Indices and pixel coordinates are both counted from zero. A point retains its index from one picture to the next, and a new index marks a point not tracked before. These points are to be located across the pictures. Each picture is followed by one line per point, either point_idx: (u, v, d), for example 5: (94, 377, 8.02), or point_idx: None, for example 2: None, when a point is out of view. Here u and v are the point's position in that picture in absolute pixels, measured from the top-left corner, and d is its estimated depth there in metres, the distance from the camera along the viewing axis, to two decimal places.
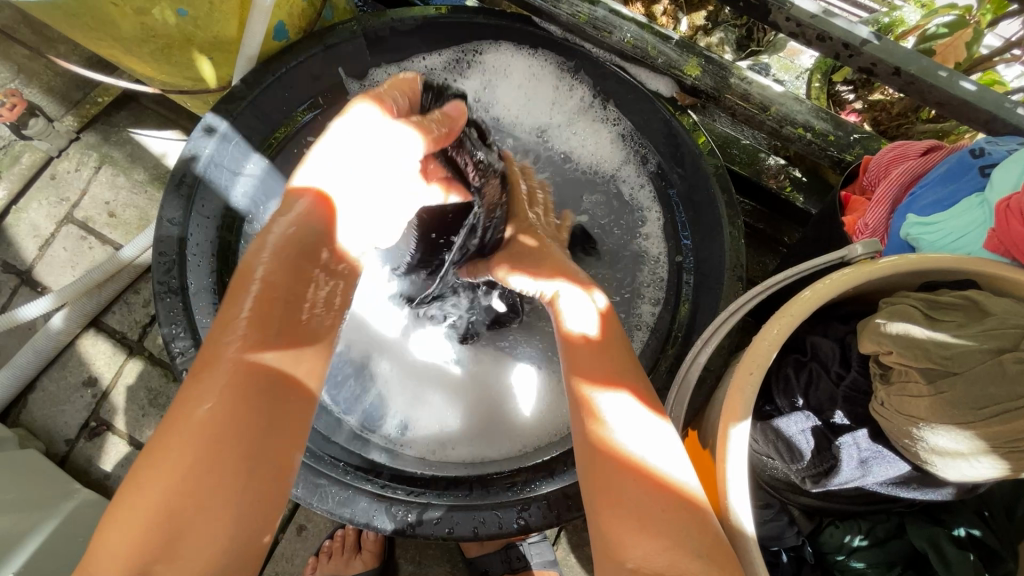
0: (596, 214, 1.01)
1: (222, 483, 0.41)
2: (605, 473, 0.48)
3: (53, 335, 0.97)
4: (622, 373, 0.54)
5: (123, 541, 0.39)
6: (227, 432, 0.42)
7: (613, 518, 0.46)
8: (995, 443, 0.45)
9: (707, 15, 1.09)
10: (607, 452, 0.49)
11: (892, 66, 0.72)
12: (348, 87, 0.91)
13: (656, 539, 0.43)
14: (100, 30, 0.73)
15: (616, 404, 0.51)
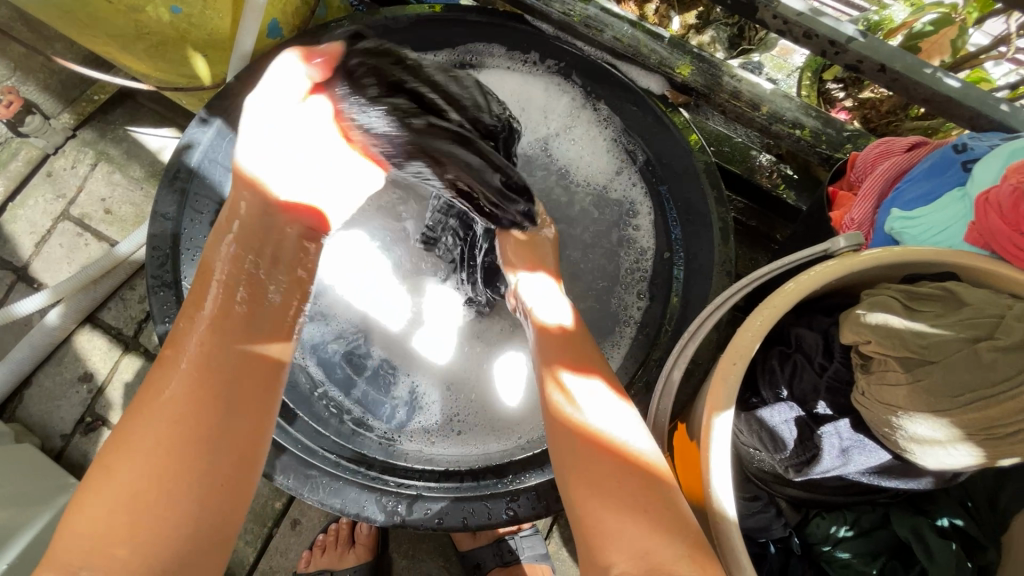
0: (596, 223, 0.95)
1: (194, 448, 0.49)
2: (581, 459, 0.51)
3: (49, 330, 0.98)
4: (587, 359, 0.60)
5: (107, 497, 0.46)
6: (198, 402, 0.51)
7: (590, 501, 0.49)
8: (970, 430, 0.45)
9: (699, 14, 1.10)
10: (566, 427, 0.54)
11: (878, 63, 0.73)
12: None
13: (633, 520, 0.46)
14: (95, 27, 0.74)
15: (578, 386, 0.57)
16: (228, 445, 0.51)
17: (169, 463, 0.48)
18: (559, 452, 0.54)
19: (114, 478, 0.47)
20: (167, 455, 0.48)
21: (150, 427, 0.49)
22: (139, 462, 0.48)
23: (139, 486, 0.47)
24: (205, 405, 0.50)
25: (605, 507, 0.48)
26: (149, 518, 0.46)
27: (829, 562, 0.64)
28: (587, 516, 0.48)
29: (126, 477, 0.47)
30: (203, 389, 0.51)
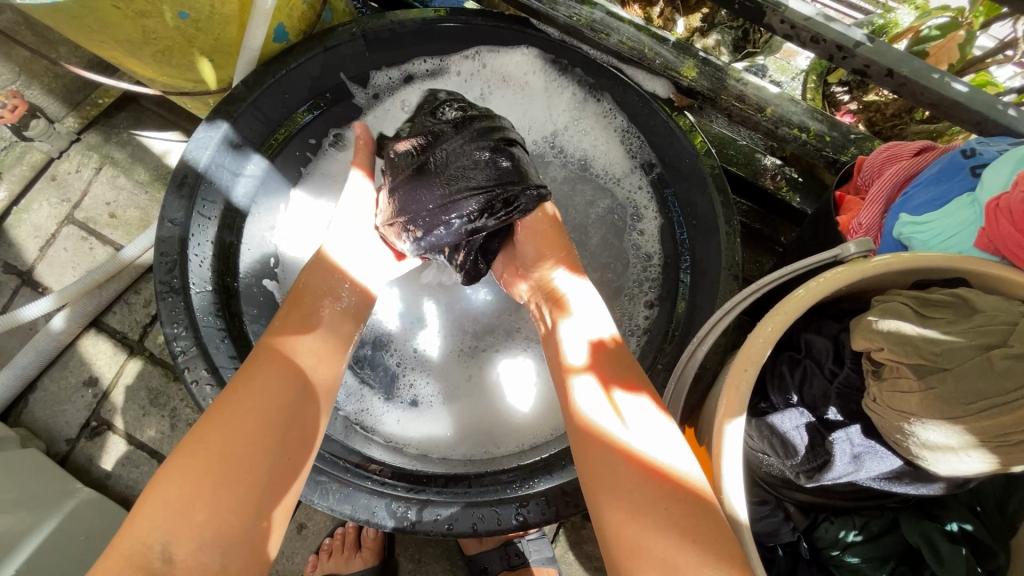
0: (602, 214, 0.98)
1: (257, 442, 0.54)
2: (617, 470, 0.52)
3: (54, 334, 0.98)
4: (633, 374, 0.60)
5: (175, 485, 0.50)
6: (266, 405, 0.56)
7: (621, 511, 0.50)
8: (984, 437, 0.45)
9: (703, 17, 1.10)
10: (606, 441, 0.54)
11: (886, 67, 0.73)
12: (353, 92, 0.94)
13: (668, 532, 0.47)
14: (101, 32, 0.74)
15: (620, 400, 0.57)
16: (286, 445, 0.55)
17: (235, 454, 0.52)
18: (589, 462, 0.54)
19: (183, 468, 0.51)
20: (235, 448, 0.52)
21: (221, 424, 0.54)
22: (206, 454, 0.52)
23: (204, 473, 0.51)
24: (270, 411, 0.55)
25: (638, 519, 0.49)
26: (212, 503, 0.50)
27: (838, 567, 0.64)
28: (621, 527, 0.49)
29: (195, 465, 0.51)
30: (267, 391, 0.57)
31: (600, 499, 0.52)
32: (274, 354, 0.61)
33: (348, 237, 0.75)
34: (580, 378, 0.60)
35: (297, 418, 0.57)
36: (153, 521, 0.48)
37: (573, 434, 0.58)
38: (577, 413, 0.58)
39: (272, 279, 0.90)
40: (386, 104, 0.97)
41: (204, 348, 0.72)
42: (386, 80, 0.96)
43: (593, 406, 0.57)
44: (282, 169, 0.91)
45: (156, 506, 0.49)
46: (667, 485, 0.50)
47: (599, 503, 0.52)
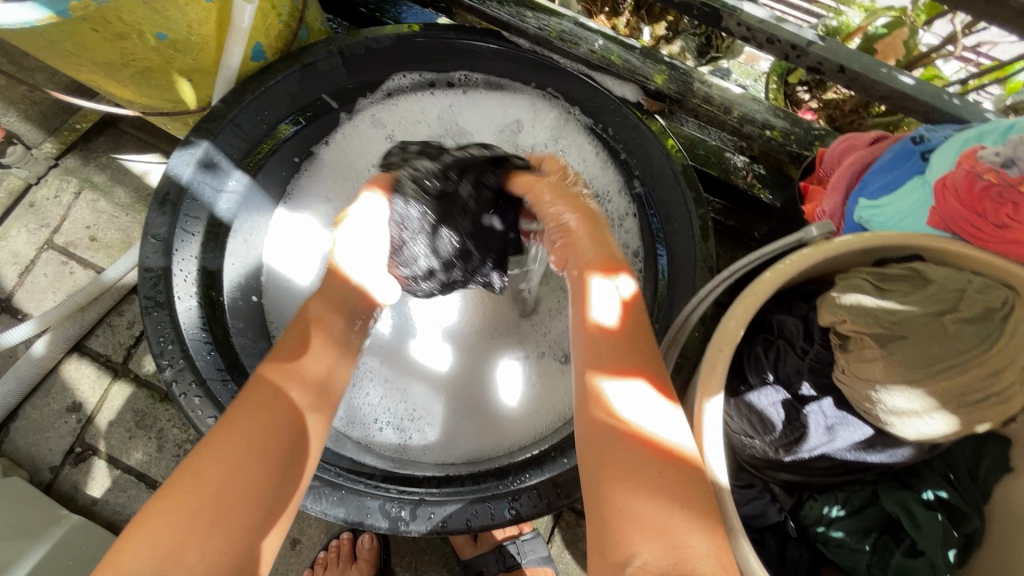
0: None
1: (250, 475, 0.51)
2: (620, 457, 0.48)
3: (35, 361, 0.97)
4: (628, 359, 0.53)
5: (163, 526, 0.47)
6: (266, 441, 0.53)
7: (622, 500, 0.46)
8: (944, 398, 0.48)
9: (667, 25, 1.14)
10: (621, 427, 0.49)
11: (837, 64, 0.77)
12: (339, 118, 1.00)
13: (680, 515, 0.44)
14: (79, 55, 0.74)
15: (613, 389, 0.51)
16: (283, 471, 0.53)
17: (227, 488, 0.49)
18: (588, 458, 0.50)
19: (168, 496, 0.48)
20: (230, 483, 0.50)
21: (211, 458, 0.50)
22: (200, 487, 0.49)
23: (195, 505, 0.48)
24: (265, 442, 0.53)
25: (645, 502, 0.45)
26: (208, 541, 0.47)
27: (823, 542, 0.66)
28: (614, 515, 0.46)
29: (183, 499, 0.48)
30: (262, 422, 0.54)
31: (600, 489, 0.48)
32: (268, 387, 0.56)
33: (363, 259, 0.69)
34: (599, 377, 0.52)
35: (292, 447, 0.55)
36: (142, 561, 0.45)
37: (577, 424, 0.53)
38: (593, 409, 0.51)
39: (258, 294, 0.94)
40: (356, 121, 1.01)
41: (192, 361, 0.72)
42: (369, 104, 1.01)
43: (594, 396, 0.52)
44: (262, 185, 0.93)
45: (142, 547, 0.46)
46: (672, 473, 0.47)
47: (596, 499, 0.48)
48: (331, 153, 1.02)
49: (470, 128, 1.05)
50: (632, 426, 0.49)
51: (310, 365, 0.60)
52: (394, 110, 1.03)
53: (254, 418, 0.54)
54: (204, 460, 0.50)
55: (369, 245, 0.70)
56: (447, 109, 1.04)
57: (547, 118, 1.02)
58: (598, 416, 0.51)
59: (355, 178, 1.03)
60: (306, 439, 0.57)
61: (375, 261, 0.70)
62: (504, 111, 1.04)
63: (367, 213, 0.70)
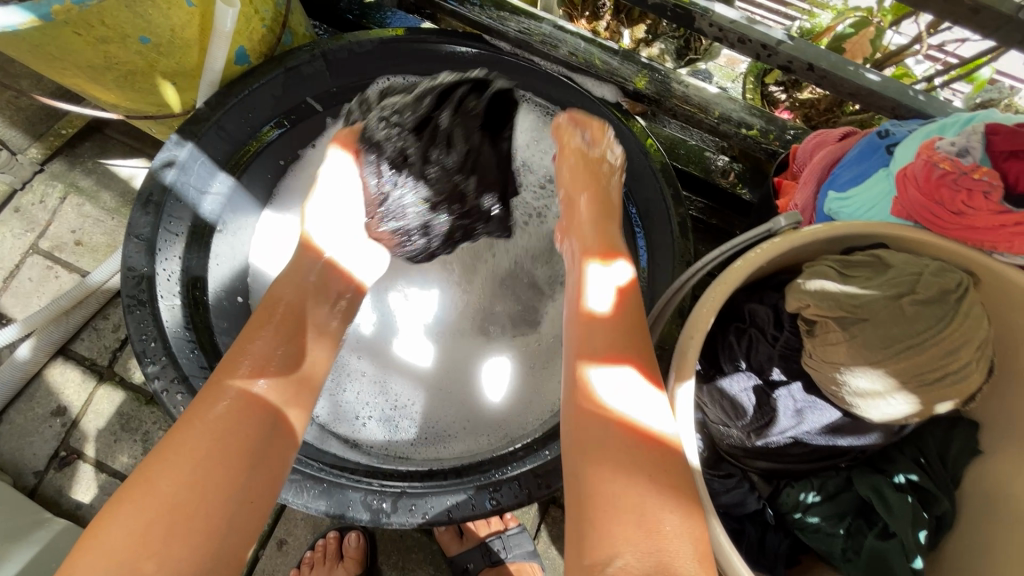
0: None
1: (212, 476, 0.53)
2: (611, 457, 0.49)
3: (19, 365, 0.97)
4: (619, 345, 0.56)
5: (123, 527, 0.49)
6: (227, 442, 0.55)
7: (600, 488, 0.48)
8: (905, 379, 0.50)
9: (646, 29, 1.18)
10: (612, 419, 0.51)
11: (806, 62, 0.80)
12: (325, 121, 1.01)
13: (646, 500, 0.46)
14: (63, 60, 0.75)
15: (601, 375, 0.54)
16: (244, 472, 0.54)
17: (189, 490, 0.51)
18: (577, 456, 0.52)
19: (130, 499, 0.50)
20: (192, 485, 0.51)
21: (170, 461, 0.53)
22: (160, 490, 0.51)
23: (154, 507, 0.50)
24: (227, 444, 0.55)
25: (615, 490, 0.48)
26: (168, 544, 0.48)
27: (799, 528, 0.67)
28: (601, 513, 0.47)
29: (145, 501, 0.50)
30: (223, 425, 0.56)
31: (588, 485, 0.49)
32: (230, 390, 0.59)
33: (331, 226, 0.79)
34: (598, 360, 0.56)
35: (260, 448, 0.57)
36: (102, 563, 0.47)
37: (567, 411, 0.56)
38: (587, 395, 0.54)
39: (243, 295, 0.95)
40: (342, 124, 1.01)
41: (175, 358, 0.72)
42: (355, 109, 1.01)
43: (586, 383, 0.55)
44: (247, 187, 0.94)
45: (105, 547, 0.48)
46: (660, 476, 0.48)
47: (585, 498, 0.49)
48: (315, 155, 1.03)
49: None
50: (623, 415, 0.51)
51: (276, 352, 0.64)
52: None
53: (215, 423, 0.56)
54: (165, 462, 0.53)
55: (336, 214, 0.80)
56: None
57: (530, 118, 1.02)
58: (590, 404, 0.53)
59: None
60: (273, 441, 0.58)
61: (342, 229, 0.80)
62: None
63: (336, 181, 0.81)
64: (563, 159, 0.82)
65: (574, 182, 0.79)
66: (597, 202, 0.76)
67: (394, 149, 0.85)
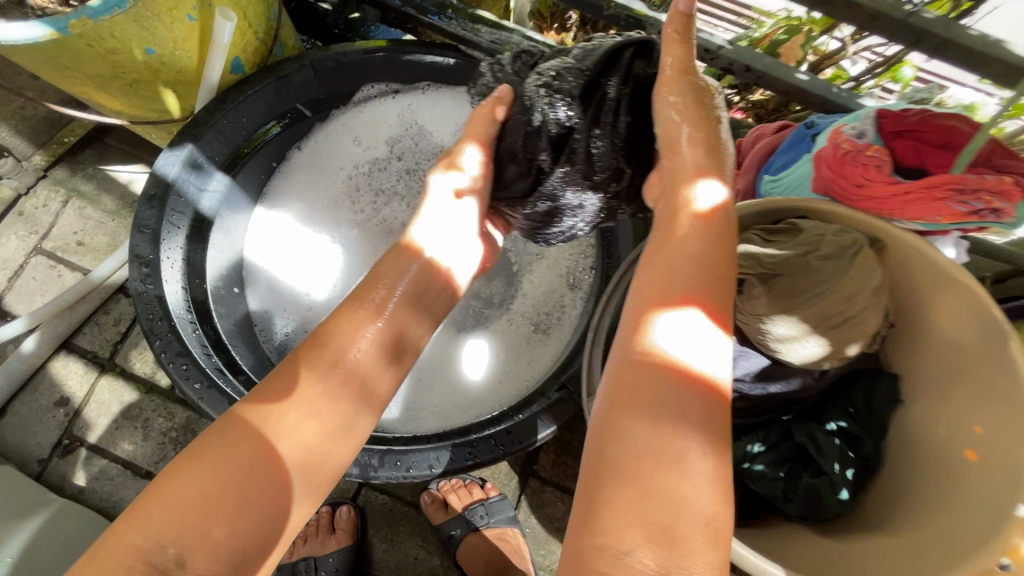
0: None
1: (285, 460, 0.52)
2: (659, 420, 0.45)
3: (25, 357, 1.03)
4: (703, 303, 0.49)
5: (194, 488, 0.49)
6: (292, 446, 0.53)
7: (636, 454, 0.45)
8: (816, 323, 0.59)
9: (611, 39, 1.28)
10: (671, 379, 0.47)
11: (744, 64, 0.90)
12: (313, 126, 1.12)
13: (681, 476, 0.43)
14: (75, 69, 0.83)
15: (677, 329, 0.48)
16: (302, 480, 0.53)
17: (261, 467, 0.51)
18: (616, 407, 0.48)
19: (194, 471, 0.50)
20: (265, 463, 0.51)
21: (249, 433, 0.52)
22: (236, 459, 0.51)
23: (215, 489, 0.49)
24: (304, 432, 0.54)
25: (648, 460, 0.44)
26: (235, 514, 0.49)
27: (750, 477, 0.73)
28: (630, 476, 0.44)
29: (205, 478, 0.49)
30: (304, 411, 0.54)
31: (622, 442, 0.46)
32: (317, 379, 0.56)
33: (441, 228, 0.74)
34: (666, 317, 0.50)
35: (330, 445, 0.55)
36: (170, 517, 0.47)
37: (624, 354, 0.51)
38: (645, 343, 0.49)
39: (239, 286, 1.06)
40: (330, 130, 1.13)
41: (179, 333, 0.79)
42: (341, 118, 1.13)
43: (659, 333, 0.49)
44: (242, 185, 1.03)
45: (172, 502, 0.48)
46: (706, 456, 0.44)
47: (612, 458, 0.46)
48: (304, 157, 1.13)
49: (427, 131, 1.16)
50: (683, 379, 0.47)
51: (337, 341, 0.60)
52: (361, 119, 1.14)
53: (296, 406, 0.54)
54: (243, 432, 0.52)
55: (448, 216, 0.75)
56: (406, 114, 1.15)
57: None
58: (648, 353, 0.49)
59: (328, 177, 1.14)
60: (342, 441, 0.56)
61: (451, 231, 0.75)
62: (458, 111, 1.14)
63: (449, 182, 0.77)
64: (659, 106, 0.66)
65: (670, 129, 0.64)
66: (703, 148, 0.61)
67: (552, 120, 0.76)
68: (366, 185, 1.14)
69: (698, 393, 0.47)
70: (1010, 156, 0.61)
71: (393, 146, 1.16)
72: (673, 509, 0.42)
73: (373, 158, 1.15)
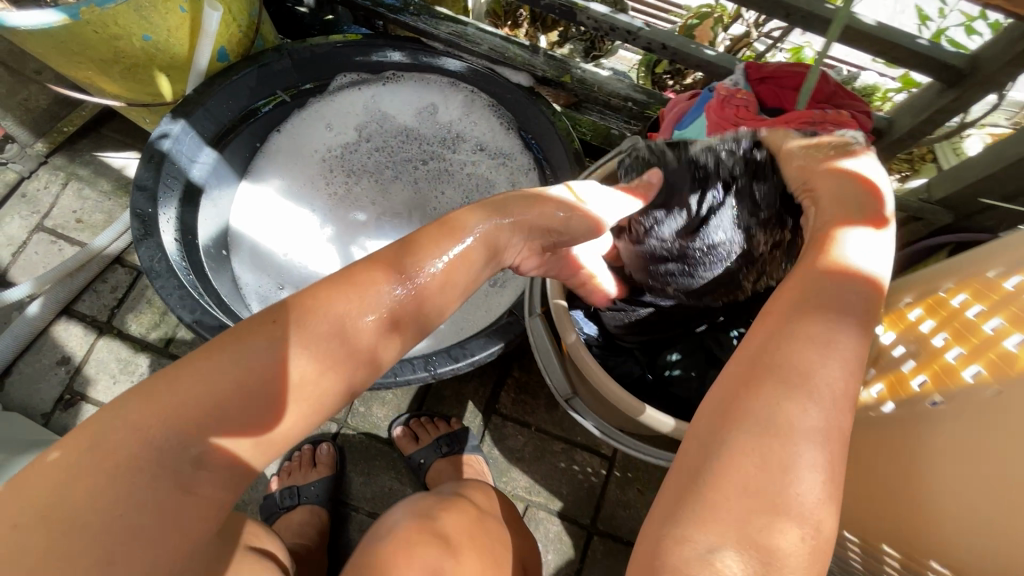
0: (502, 180, 1.25)
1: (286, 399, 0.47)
2: (783, 408, 0.40)
3: (29, 320, 1.13)
4: (882, 240, 0.51)
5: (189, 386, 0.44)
6: (322, 362, 0.48)
7: (742, 459, 0.39)
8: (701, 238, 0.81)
9: (559, 33, 1.46)
10: (845, 315, 0.44)
11: (659, 42, 1.06)
12: (292, 114, 1.25)
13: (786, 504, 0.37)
14: (83, 54, 0.95)
15: (855, 239, 0.50)
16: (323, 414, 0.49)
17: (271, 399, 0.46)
18: (742, 384, 0.43)
19: (213, 368, 0.45)
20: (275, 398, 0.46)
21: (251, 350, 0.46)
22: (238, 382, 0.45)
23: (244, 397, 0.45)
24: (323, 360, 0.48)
25: (753, 469, 0.39)
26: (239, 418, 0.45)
27: (676, 381, 0.87)
28: (727, 477, 0.39)
29: (228, 381, 0.44)
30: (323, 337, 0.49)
31: (739, 427, 0.40)
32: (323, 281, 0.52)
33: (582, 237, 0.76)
34: (853, 230, 0.52)
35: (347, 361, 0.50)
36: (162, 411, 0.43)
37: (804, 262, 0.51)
38: (834, 255, 0.49)
39: (226, 250, 1.18)
40: (306, 117, 1.26)
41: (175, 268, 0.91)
42: (316, 108, 1.26)
43: (853, 246, 0.50)
44: (228, 160, 1.16)
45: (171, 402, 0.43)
46: (821, 473, 0.38)
47: (719, 446, 0.40)
48: (283, 141, 1.26)
49: (395, 117, 1.30)
50: (857, 316, 0.45)
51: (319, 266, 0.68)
52: (334, 107, 1.27)
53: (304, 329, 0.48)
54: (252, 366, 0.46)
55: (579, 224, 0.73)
56: (374, 102, 1.29)
57: (457, 97, 1.28)
58: (838, 263, 0.48)
59: (305, 158, 1.27)
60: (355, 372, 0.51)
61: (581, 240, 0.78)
62: (420, 95, 1.29)
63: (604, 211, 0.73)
64: (786, 155, 0.64)
65: (806, 168, 0.61)
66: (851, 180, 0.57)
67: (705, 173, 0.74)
68: (341, 164, 1.27)
69: (874, 310, 0.46)
70: (849, 97, 0.78)
71: (364, 129, 1.29)
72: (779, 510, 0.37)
73: (343, 142, 1.28)
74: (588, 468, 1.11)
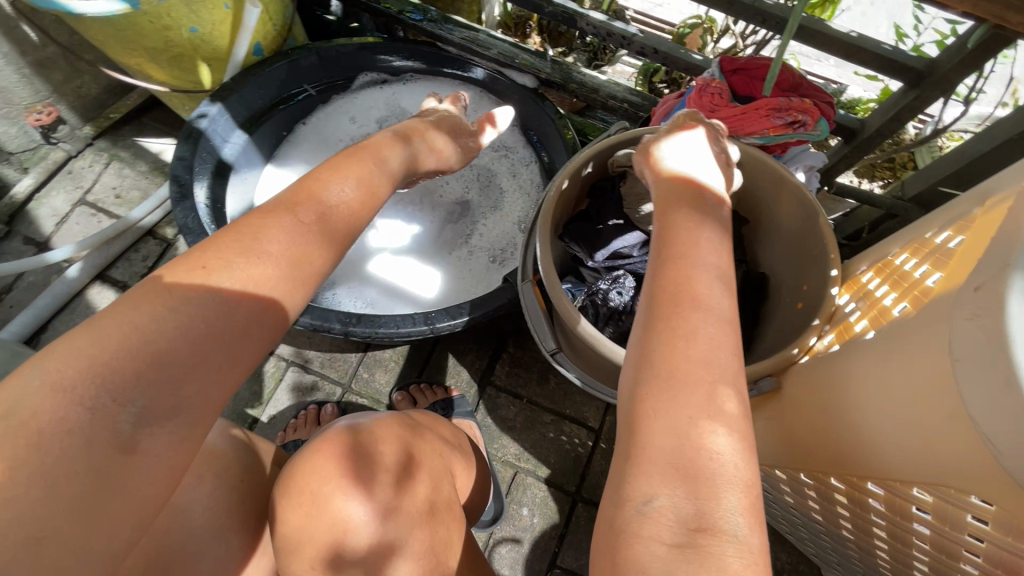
0: (507, 170, 1.34)
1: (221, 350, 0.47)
2: (674, 343, 0.45)
3: (68, 281, 1.24)
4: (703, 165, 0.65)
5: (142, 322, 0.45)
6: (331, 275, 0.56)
7: (662, 389, 0.43)
8: None
9: (564, 45, 1.58)
10: (703, 222, 0.55)
11: (651, 47, 1.16)
12: (317, 108, 1.37)
13: (707, 409, 0.42)
14: (136, 42, 1.08)
15: (680, 161, 0.65)
16: None
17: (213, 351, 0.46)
18: (644, 336, 0.47)
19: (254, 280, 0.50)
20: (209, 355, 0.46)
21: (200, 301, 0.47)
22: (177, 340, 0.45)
23: (189, 340, 0.45)
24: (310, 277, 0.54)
25: (674, 395, 0.42)
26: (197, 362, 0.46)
27: None
28: (656, 415, 0.42)
29: (231, 302, 0.48)
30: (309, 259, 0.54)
31: (651, 373, 0.44)
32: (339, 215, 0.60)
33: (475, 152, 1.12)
34: (676, 154, 0.67)
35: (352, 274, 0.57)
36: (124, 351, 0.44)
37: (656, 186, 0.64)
38: (667, 172, 0.65)
39: None
40: (329, 112, 1.38)
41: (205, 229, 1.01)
42: (338, 105, 1.38)
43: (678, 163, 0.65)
44: (257, 144, 1.28)
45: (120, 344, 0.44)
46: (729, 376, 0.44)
47: (641, 382, 0.44)
48: (306, 132, 1.37)
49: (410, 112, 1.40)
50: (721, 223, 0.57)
51: None
52: (355, 103, 1.39)
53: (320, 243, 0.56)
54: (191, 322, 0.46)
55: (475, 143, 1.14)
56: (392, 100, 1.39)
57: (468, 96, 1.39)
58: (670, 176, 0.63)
59: (327, 147, 1.37)
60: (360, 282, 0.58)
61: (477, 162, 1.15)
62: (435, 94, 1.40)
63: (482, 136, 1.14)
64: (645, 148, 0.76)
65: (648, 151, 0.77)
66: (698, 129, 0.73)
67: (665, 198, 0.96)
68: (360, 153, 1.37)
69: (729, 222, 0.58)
70: (812, 89, 0.88)
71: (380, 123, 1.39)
72: (697, 424, 0.41)
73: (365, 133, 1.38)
74: (574, 439, 1.17)
